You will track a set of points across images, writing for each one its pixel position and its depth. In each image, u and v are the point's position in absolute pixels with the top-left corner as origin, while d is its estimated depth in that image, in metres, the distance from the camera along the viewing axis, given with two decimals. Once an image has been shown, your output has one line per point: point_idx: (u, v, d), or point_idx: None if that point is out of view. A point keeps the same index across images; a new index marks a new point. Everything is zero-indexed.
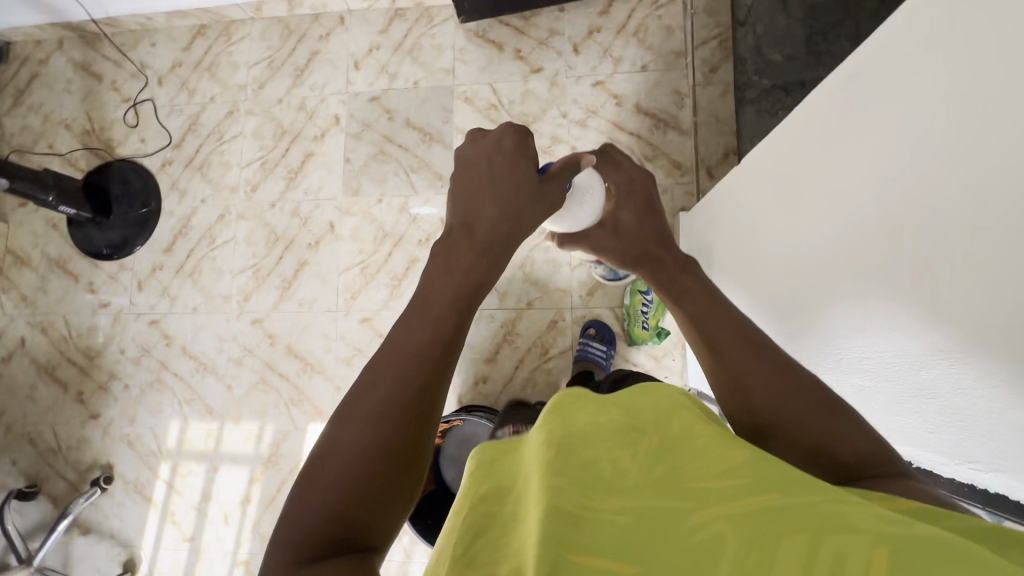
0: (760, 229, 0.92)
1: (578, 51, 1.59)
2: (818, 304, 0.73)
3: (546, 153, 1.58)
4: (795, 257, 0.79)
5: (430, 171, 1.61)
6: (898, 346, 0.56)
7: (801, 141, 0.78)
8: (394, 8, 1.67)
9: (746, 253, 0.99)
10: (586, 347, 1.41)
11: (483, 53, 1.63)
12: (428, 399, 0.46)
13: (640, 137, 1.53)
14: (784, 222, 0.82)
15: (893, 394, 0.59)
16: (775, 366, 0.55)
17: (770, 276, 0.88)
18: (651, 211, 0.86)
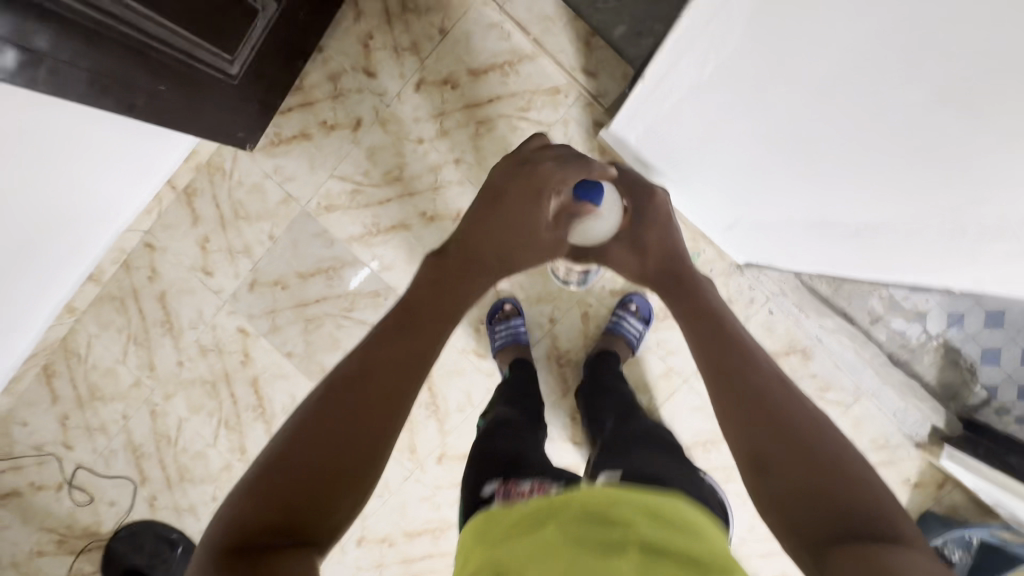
0: (701, 157, 0.92)
1: (374, 74, 1.34)
2: (813, 203, 0.76)
3: (438, 185, 1.36)
4: (757, 183, 0.84)
5: (365, 296, 1.41)
6: (910, 186, 0.60)
7: (702, 109, 0.78)
8: (184, 192, 1.41)
9: (723, 196, 1.00)
10: (620, 321, 1.31)
11: (297, 156, 1.38)
12: (384, 418, 0.66)
13: (501, 97, 1.33)
14: (736, 166, 0.84)
15: (942, 234, 0.63)
16: (776, 405, 0.73)
17: (757, 203, 0.91)
18: (669, 231, 1.03)
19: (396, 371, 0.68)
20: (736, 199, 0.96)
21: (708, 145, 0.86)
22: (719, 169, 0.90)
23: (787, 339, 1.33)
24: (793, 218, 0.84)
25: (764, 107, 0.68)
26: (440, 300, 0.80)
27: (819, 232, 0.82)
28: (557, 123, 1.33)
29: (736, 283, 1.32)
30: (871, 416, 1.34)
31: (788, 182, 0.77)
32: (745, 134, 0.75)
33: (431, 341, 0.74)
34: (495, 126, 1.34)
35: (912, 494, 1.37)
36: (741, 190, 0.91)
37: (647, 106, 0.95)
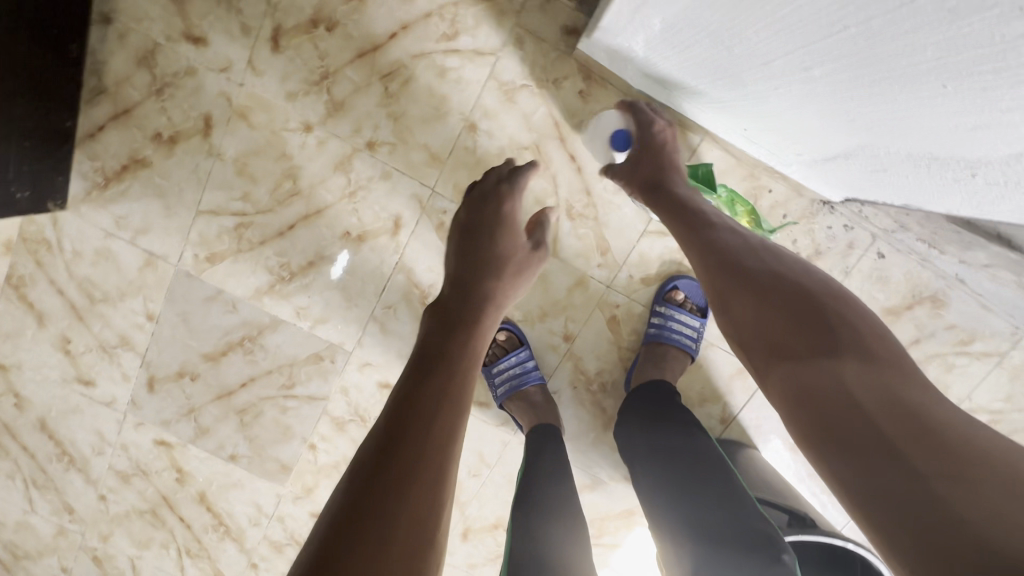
0: (794, 56, 0.47)
1: (203, 39, 0.84)
2: None
3: (354, 186, 0.90)
4: (941, 94, 0.41)
5: (304, 364, 1.00)
6: None
7: None
8: (9, 285, 0.97)
9: (811, 126, 0.59)
10: (669, 324, 0.92)
11: (137, 194, 0.91)
12: (417, 516, 0.43)
13: (408, 27, 0.83)
14: (901, 80, 0.42)
15: None
16: (712, 240, 0.59)
17: (915, 141, 0.49)
18: (667, 158, 0.74)
19: (415, 418, 0.48)
20: (848, 122, 0.53)
21: (841, 25, 0.41)
22: (834, 73, 0.46)
23: (911, 288, 0.91)
24: (1000, 148, 0.43)
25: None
26: (446, 365, 0.54)
27: None
28: (505, 47, 0.84)
29: (825, 227, 0.88)
30: None
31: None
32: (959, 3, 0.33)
33: (450, 414, 0.50)
34: (414, 74, 0.85)
35: None
36: (879, 122, 0.50)
37: None
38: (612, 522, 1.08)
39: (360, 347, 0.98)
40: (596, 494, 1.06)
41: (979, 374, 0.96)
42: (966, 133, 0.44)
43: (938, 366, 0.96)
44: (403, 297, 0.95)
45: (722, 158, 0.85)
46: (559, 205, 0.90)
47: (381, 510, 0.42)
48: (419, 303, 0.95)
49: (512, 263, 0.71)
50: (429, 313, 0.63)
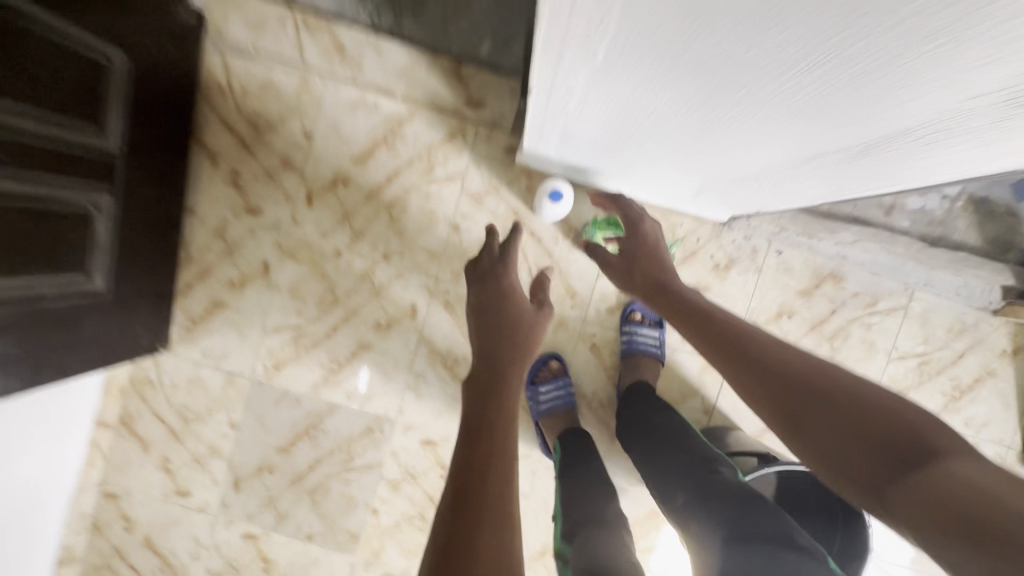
0: (623, 138, 0.78)
1: (258, 209, 1.19)
2: (772, 146, 0.63)
3: (378, 287, 1.20)
4: (711, 142, 0.68)
5: (359, 438, 1.23)
6: (887, 104, 0.46)
7: (611, 108, 0.67)
8: (120, 423, 1.22)
9: (670, 170, 0.88)
10: (635, 337, 1.16)
11: (218, 329, 1.21)
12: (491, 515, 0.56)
13: (399, 171, 1.18)
14: (673, 140, 0.72)
15: (954, 128, 0.47)
16: (754, 347, 0.63)
17: (716, 166, 0.78)
18: (654, 259, 0.89)
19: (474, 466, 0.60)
20: (680, 163, 0.82)
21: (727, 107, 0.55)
22: (647, 142, 0.77)
23: (811, 271, 1.18)
24: (772, 158, 0.67)
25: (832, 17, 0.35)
26: (490, 436, 0.64)
27: (789, 164, 0.68)
28: (468, 170, 1.19)
29: (731, 241, 1.17)
30: (934, 305, 1.20)
31: (912, 89, 0.43)
32: (659, 114, 0.64)
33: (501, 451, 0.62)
34: (410, 201, 1.19)
35: (1019, 366, 1.22)
36: (690, 160, 0.79)
37: (542, 114, 0.82)
38: (641, 524, 1.23)
39: (402, 413, 1.22)
40: (621, 501, 1.23)
41: (892, 325, 1.20)
42: (726, 158, 0.72)
43: (858, 327, 1.20)
44: (429, 364, 1.21)
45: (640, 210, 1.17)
46: (531, 268, 1.19)
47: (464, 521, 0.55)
48: (442, 366, 1.21)
49: (521, 325, 0.84)
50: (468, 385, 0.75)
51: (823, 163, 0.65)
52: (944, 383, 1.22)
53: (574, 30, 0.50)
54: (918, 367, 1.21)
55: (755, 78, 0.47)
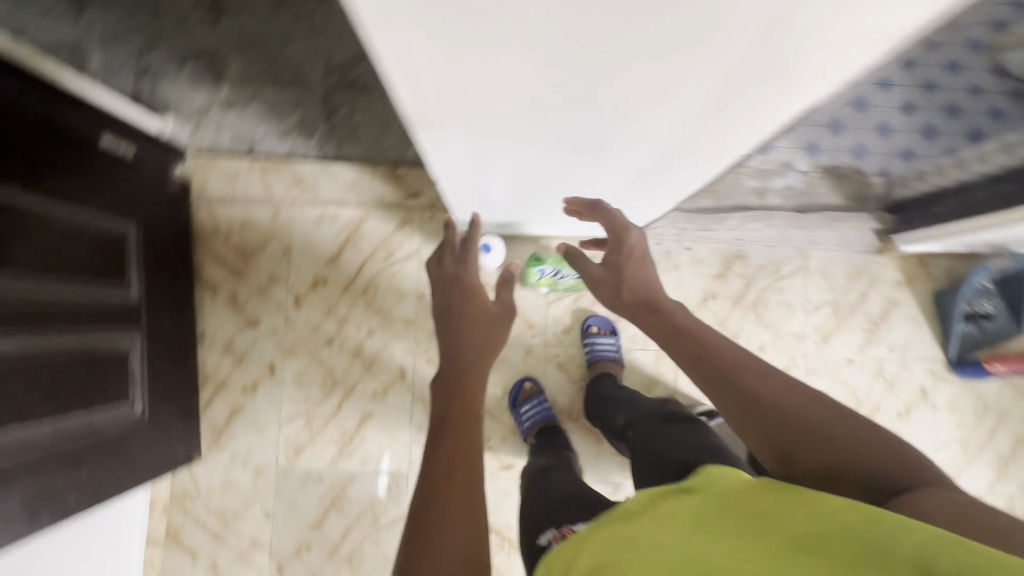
0: (516, 174, 0.92)
1: (257, 321, 1.41)
2: (621, 149, 0.76)
3: (369, 361, 1.41)
4: (578, 156, 0.81)
5: (381, 497, 1.38)
6: (666, 103, 0.59)
7: (490, 155, 0.82)
8: (167, 537, 1.36)
9: (570, 192, 1.03)
10: (594, 345, 1.36)
11: (240, 431, 1.39)
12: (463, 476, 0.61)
13: (366, 261, 1.42)
14: (551, 166, 0.87)
15: (727, 113, 0.60)
16: (754, 389, 0.60)
17: (598, 178, 0.93)
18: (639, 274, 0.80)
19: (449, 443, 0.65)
20: (573, 182, 0.96)
21: (593, 128, 0.68)
22: (536, 172, 0.90)
23: (718, 257, 1.42)
24: (630, 159, 0.81)
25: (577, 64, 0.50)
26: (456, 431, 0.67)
27: (647, 160, 0.81)
28: (420, 247, 1.42)
29: None
30: (829, 259, 1.43)
31: (674, 93, 0.56)
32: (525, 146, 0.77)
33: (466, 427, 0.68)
34: (380, 284, 1.42)
35: (917, 291, 1.43)
36: (577, 179, 0.94)
37: (449, 177, 0.96)
38: None
39: (413, 465, 1.38)
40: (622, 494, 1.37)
41: (798, 283, 1.43)
42: (599, 167, 0.86)
43: (772, 292, 1.42)
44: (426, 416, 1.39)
45: (570, 244, 1.38)
46: None
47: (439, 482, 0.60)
48: None
49: (485, 322, 0.85)
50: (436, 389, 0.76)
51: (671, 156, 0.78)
52: (859, 321, 1.42)
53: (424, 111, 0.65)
54: (833, 312, 1.42)
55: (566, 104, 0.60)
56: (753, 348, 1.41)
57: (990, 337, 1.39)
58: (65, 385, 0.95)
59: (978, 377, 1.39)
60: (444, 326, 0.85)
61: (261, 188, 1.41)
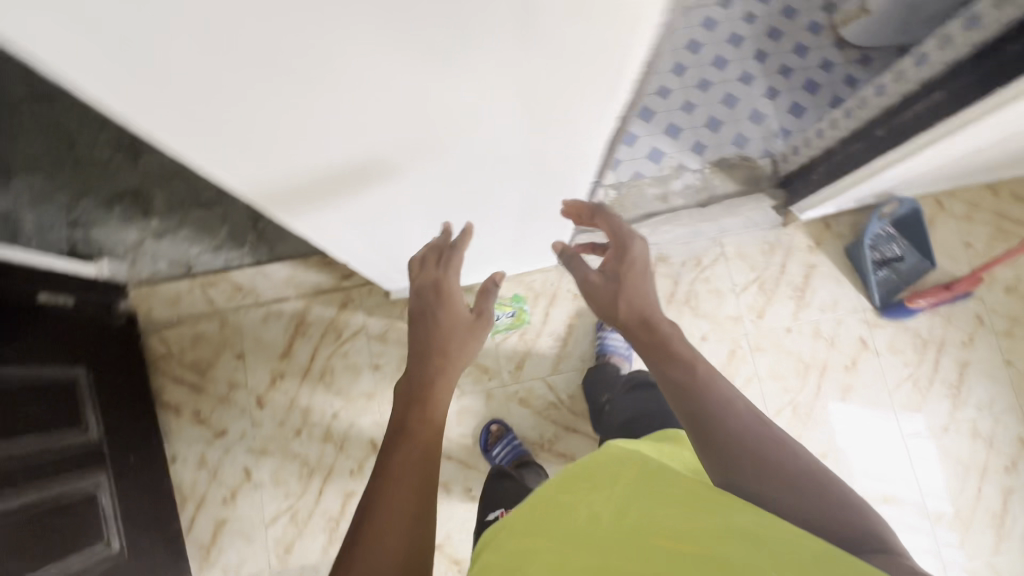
0: (418, 233, 0.98)
1: (225, 430, 1.45)
2: (489, 188, 0.81)
3: (339, 442, 1.44)
4: (457, 204, 0.86)
5: None
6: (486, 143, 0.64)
7: (379, 224, 0.88)
8: None
9: (481, 236, 1.08)
10: (606, 339, 1.42)
11: (226, 543, 1.39)
12: (416, 485, 0.71)
13: (318, 347, 1.48)
14: (443, 219, 0.92)
15: (548, 140, 0.65)
16: (737, 425, 0.68)
17: (495, 217, 0.98)
18: (636, 291, 0.86)
19: (406, 452, 0.73)
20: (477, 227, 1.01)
21: (445, 177, 0.73)
22: (433, 226, 0.96)
23: None
24: (505, 194, 0.86)
25: (403, 151, 0.61)
26: (413, 437, 0.75)
27: (522, 191, 0.85)
28: (366, 320, 1.48)
29: None
30: (742, 241, 1.52)
31: (486, 136, 0.62)
32: (403, 209, 0.83)
33: (425, 439, 0.76)
34: (335, 365, 1.47)
35: (830, 251, 1.53)
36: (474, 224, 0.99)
37: (362, 250, 1.02)
38: None
39: None
40: None
41: (722, 269, 1.51)
42: (487, 208, 0.91)
43: (700, 284, 1.51)
44: None
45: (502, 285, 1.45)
46: None
47: (390, 487, 0.70)
48: None
49: (452, 337, 0.88)
50: (402, 392, 0.83)
51: (539, 182, 0.83)
52: (786, 291, 1.51)
53: (282, 208, 0.71)
54: (760, 289, 1.50)
55: (400, 166, 0.65)
56: (696, 340, 1.48)
57: (909, 276, 1.50)
58: (52, 535, 1.00)
59: (907, 315, 1.47)
60: (417, 337, 0.88)
61: (204, 304, 1.48)
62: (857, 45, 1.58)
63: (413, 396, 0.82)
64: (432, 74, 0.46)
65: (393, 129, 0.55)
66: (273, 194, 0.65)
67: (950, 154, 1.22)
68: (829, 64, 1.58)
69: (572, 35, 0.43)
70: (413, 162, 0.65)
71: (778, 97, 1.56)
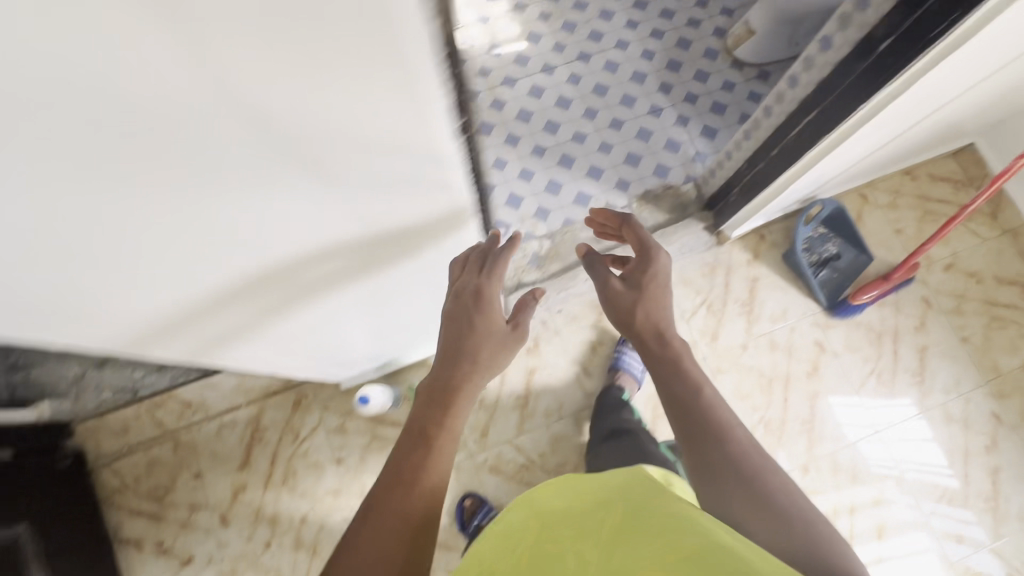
0: (323, 330, 0.97)
1: (191, 556, 1.38)
2: (362, 277, 0.80)
3: (312, 547, 1.38)
4: (340, 298, 0.85)
5: None
6: (310, 239, 0.63)
7: (272, 333, 0.88)
8: None
9: (397, 315, 1.07)
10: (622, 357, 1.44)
11: None
12: (412, 502, 0.72)
13: (276, 450, 1.44)
14: (340, 312, 0.92)
15: (376, 223, 0.64)
16: (725, 445, 0.73)
17: (397, 298, 0.96)
18: (657, 301, 0.87)
19: (406, 468, 0.74)
20: (383, 309, 0.99)
21: (301, 278, 0.72)
22: (334, 321, 0.95)
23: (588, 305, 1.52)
24: (385, 278, 0.85)
25: (270, 255, 0.63)
26: (423, 454, 0.76)
27: (401, 271, 0.84)
28: (322, 414, 1.45)
29: None
30: (682, 267, 1.54)
31: (303, 233, 0.61)
32: (283, 314, 0.82)
33: (431, 458, 0.76)
34: (298, 467, 1.43)
35: (769, 261, 1.54)
36: (380, 307, 0.98)
37: (276, 357, 1.01)
38: None
39: None
40: None
41: None
42: (378, 293, 0.90)
43: None
44: None
45: None
46: None
47: (386, 503, 0.72)
48: None
49: (484, 351, 0.82)
50: (421, 397, 0.82)
51: (411, 260, 0.81)
52: (734, 308, 1.51)
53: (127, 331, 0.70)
54: (708, 312, 1.51)
55: (232, 275, 0.64)
56: None
57: (850, 271, 1.51)
58: None
59: (855, 312, 1.48)
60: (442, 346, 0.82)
61: (153, 428, 1.44)
62: (754, 62, 1.65)
63: (431, 412, 0.80)
64: (203, 194, 0.48)
65: (183, 244, 0.54)
66: (185, 308, 0.69)
67: (851, 155, 1.26)
68: (731, 85, 1.65)
69: (287, 126, 0.42)
70: (241, 270, 0.64)
71: (690, 123, 1.61)
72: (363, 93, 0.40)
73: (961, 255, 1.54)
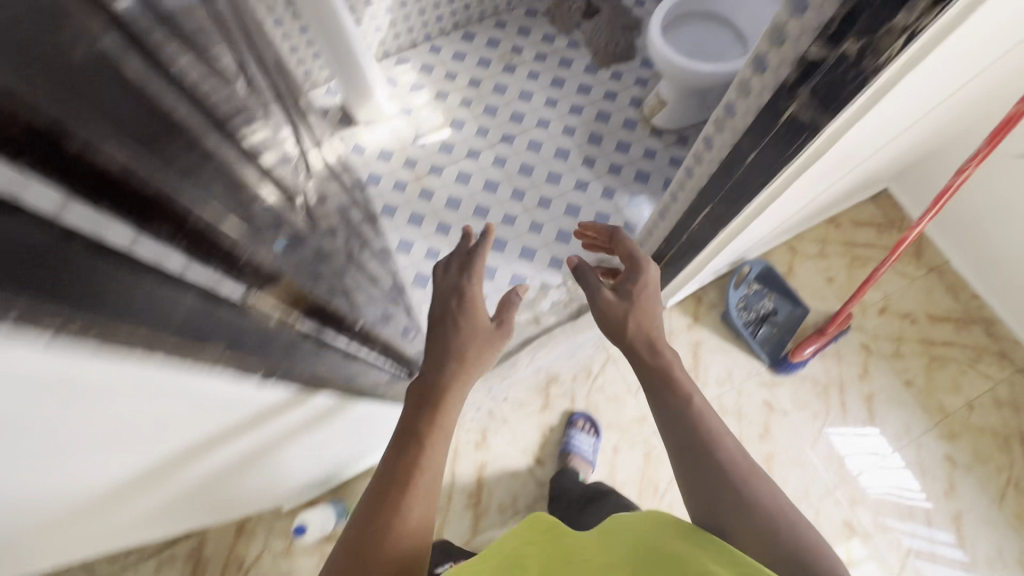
0: (227, 496, 0.90)
1: None
2: (242, 460, 0.74)
3: None
4: (228, 478, 0.79)
5: None
6: (156, 475, 0.57)
7: (160, 520, 0.80)
8: None
9: (312, 458, 1.00)
10: (573, 439, 1.40)
11: None
12: (392, 528, 0.59)
13: None
14: (237, 483, 0.85)
15: (222, 434, 0.59)
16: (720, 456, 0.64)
17: (302, 453, 0.90)
18: (649, 307, 0.82)
19: (388, 485, 0.63)
20: (290, 463, 0.93)
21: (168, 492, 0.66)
22: (235, 488, 0.88)
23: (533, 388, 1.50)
24: (273, 451, 0.78)
25: (114, 501, 0.56)
26: (411, 470, 0.64)
27: (286, 441, 0.78)
28: (268, 538, 1.38)
29: (471, 419, 1.45)
30: None
31: (144, 476, 0.55)
32: (164, 511, 0.75)
33: (422, 476, 0.64)
34: None
35: (708, 323, 1.55)
36: (286, 463, 0.92)
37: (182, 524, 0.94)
38: None
39: None
40: None
41: (613, 373, 1.52)
42: (273, 460, 0.84)
43: (595, 394, 1.50)
44: None
45: None
46: None
47: (364, 528, 0.59)
48: None
49: (472, 351, 0.77)
50: (408, 403, 0.72)
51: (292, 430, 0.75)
52: None
53: None
54: None
55: (76, 528, 0.58)
56: (608, 453, 1.44)
57: (788, 326, 1.52)
58: None
59: (798, 367, 1.48)
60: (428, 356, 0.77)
61: None
62: (672, 129, 1.70)
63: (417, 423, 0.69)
64: None
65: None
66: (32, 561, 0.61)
67: (758, 230, 1.31)
68: (653, 152, 1.69)
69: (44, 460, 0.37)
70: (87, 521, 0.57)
71: (616, 194, 1.64)
72: (107, 393, 0.36)
73: (892, 297, 1.57)
